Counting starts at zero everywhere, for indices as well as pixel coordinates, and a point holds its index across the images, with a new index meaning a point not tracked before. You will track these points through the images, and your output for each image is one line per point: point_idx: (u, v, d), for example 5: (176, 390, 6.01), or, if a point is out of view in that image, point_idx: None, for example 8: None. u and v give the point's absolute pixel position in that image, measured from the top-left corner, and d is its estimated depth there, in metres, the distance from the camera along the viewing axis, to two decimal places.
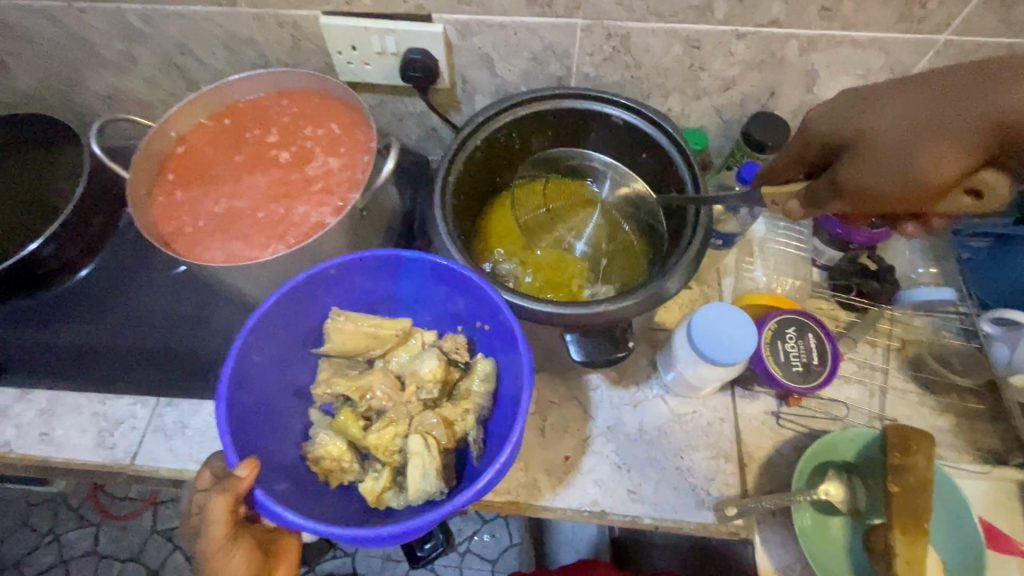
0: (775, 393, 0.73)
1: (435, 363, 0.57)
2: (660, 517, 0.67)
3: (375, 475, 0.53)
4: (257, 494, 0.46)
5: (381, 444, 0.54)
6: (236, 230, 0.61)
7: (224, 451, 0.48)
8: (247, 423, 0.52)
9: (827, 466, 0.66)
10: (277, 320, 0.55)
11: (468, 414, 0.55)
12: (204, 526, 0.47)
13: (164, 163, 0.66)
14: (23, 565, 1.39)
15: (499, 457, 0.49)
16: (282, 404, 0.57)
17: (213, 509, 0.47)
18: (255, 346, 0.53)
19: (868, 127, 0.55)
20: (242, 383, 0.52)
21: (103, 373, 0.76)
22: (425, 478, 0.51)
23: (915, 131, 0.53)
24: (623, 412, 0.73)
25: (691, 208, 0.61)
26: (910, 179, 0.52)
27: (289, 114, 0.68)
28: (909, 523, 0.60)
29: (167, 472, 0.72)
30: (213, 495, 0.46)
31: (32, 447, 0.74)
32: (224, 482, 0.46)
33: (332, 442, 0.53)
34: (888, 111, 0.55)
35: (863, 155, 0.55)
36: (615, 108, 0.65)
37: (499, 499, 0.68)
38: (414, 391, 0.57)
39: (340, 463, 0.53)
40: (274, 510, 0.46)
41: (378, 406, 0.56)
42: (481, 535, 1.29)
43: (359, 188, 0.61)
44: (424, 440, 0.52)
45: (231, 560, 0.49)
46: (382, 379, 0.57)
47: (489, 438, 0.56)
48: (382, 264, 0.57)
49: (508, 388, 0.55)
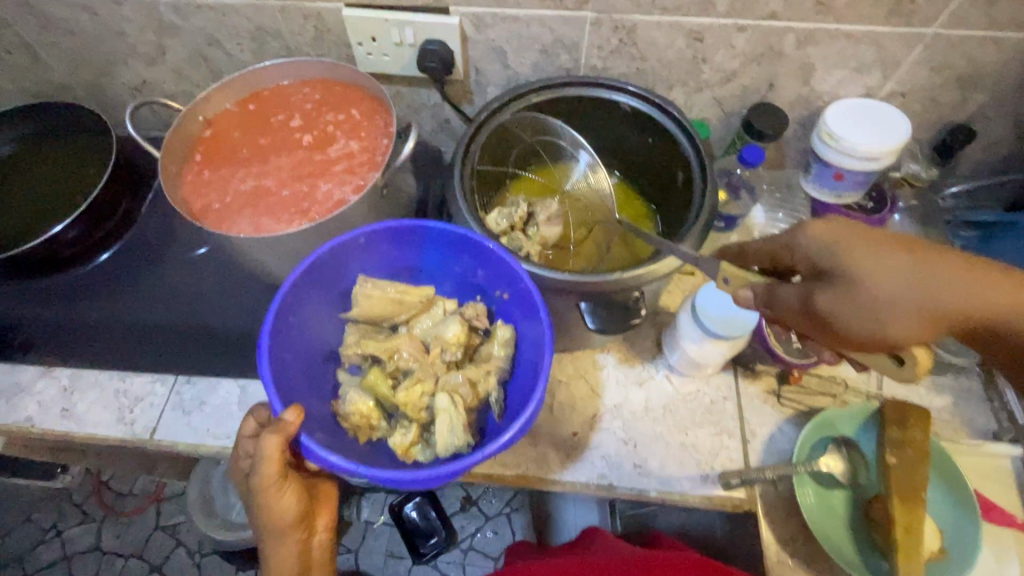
0: (775, 373, 0.76)
1: (458, 327, 0.59)
2: (665, 491, 0.69)
3: (404, 431, 0.56)
4: (304, 439, 0.50)
5: (411, 401, 0.56)
6: (263, 205, 0.64)
7: (270, 400, 0.51)
8: (284, 380, 0.55)
9: (827, 441, 0.69)
10: (308, 284, 0.58)
11: (490, 375, 0.58)
12: (256, 464, 0.51)
13: (192, 144, 0.69)
14: (24, 561, 1.39)
15: (524, 412, 0.52)
16: (313, 367, 0.60)
17: (265, 448, 0.50)
18: (288, 311, 0.56)
19: (866, 272, 0.48)
20: (277, 342, 0.55)
21: (126, 353, 0.78)
22: (453, 432, 0.53)
23: (900, 297, 0.47)
24: (630, 390, 0.76)
25: (699, 190, 0.64)
26: (871, 336, 0.49)
27: (312, 101, 0.71)
28: (906, 492, 0.63)
29: (184, 446, 0.75)
30: (266, 436, 0.50)
31: (53, 422, 0.76)
32: (273, 424, 0.50)
33: (361, 400, 0.56)
34: (871, 251, 0.49)
35: (841, 298, 0.49)
36: (623, 95, 0.68)
37: (510, 473, 0.70)
38: (438, 354, 0.59)
39: (369, 419, 0.56)
40: (317, 453, 0.49)
41: (405, 366, 0.58)
42: (484, 532, 1.38)
43: (378, 168, 0.64)
44: (451, 397, 0.55)
45: (282, 495, 0.53)
46: (408, 343, 0.59)
47: (511, 398, 0.58)
48: (406, 233, 0.60)
49: (530, 350, 0.57)
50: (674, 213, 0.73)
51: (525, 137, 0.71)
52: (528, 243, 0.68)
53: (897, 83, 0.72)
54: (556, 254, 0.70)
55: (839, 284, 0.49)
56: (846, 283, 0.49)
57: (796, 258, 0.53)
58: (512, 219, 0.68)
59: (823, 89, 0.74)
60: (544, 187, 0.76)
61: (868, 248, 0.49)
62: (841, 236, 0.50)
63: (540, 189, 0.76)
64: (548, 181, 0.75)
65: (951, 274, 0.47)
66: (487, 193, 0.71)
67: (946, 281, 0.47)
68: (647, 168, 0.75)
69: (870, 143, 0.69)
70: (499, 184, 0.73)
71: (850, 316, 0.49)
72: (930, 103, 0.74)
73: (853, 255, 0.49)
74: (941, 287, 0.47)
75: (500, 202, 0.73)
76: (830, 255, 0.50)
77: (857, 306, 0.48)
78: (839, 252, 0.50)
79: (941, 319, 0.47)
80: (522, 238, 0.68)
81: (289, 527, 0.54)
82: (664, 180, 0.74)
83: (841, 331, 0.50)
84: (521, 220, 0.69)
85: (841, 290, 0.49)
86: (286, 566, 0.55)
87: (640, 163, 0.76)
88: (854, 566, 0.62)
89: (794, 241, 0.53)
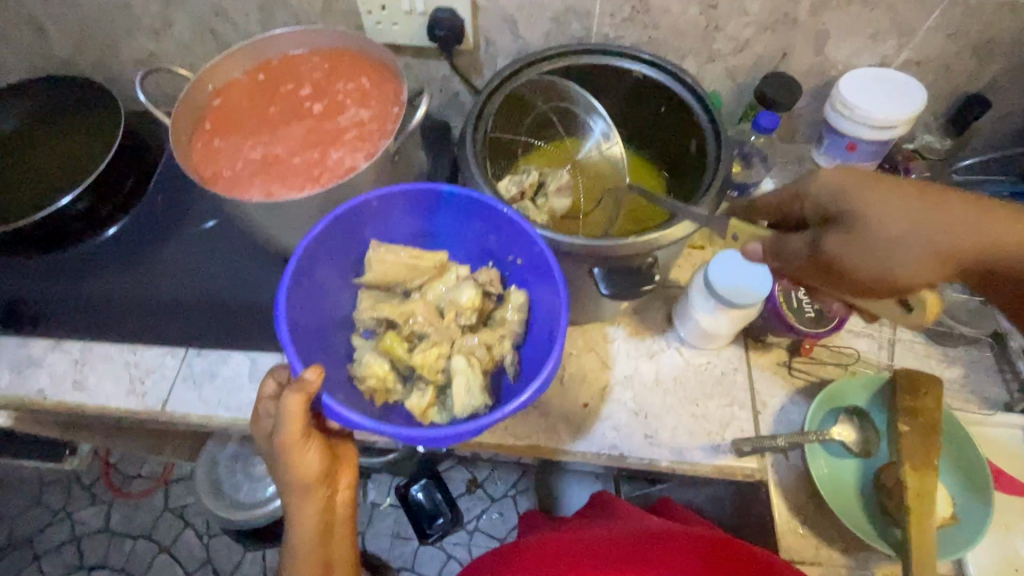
0: (786, 344, 0.75)
1: (474, 293, 0.60)
2: (676, 460, 0.69)
3: (421, 392, 0.58)
4: (325, 398, 0.51)
5: (427, 363, 0.58)
6: (274, 173, 0.64)
7: (291, 360, 0.52)
8: (302, 341, 0.56)
9: (839, 411, 0.69)
10: (323, 247, 0.59)
11: (504, 339, 0.60)
12: (280, 422, 0.52)
13: (201, 114, 0.68)
14: (34, 542, 1.40)
15: (541, 374, 0.52)
16: (329, 331, 0.61)
17: (288, 407, 0.51)
18: (305, 274, 0.57)
19: (875, 215, 0.50)
20: (294, 304, 0.56)
21: (134, 326, 0.78)
22: (469, 392, 0.56)
23: (907, 239, 0.49)
24: (640, 362, 0.76)
25: (713, 156, 0.64)
26: (879, 279, 0.51)
27: (321, 71, 0.71)
28: (918, 460, 0.63)
29: (196, 418, 0.74)
30: (289, 395, 0.51)
31: (65, 394, 0.76)
32: (294, 384, 0.51)
33: (377, 363, 0.58)
34: (882, 192, 0.50)
35: (851, 242, 0.51)
36: (636, 63, 0.68)
37: (521, 443, 0.71)
38: (453, 318, 0.60)
39: (386, 382, 0.58)
40: (340, 413, 0.51)
41: (420, 330, 0.60)
42: (490, 514, 1.39)
43: (390, 135, 0.64)
44: (467, 359, 0.57)
45: (307, 452, 0.54)
46: (422, 307, 0.60)
47: (523, 361, 0.60)
48: (420, 197, 0.61)
49: (543, 315, 0.59)
50: (686, 181, 0.72)
51: (540, 104, 0.71)
52: (537, 210, 0.68)
53: (912, 51, 0.71)
54: (568, 220, 0.69)
55: (849, 229, 0.51)
56: (858, 225, 0.51)
57: (806, 206, 0.55)
58: (523, 186, 0.68)
59: (837, 58, 0.73)
60: (557, 155, 0.75)
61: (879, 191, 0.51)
62: (853, 180, 0.52)
63: (553, 157, 0.75)
64: (560, 149, 0.75)
65: (957, 215, 0.49)
66: (498, 162, 0.70)
67: (952, 222, 0.49)
68: (659, 137, 0.75)
69: (884, 111, 0.68)
70: (512, 153, 0.73)
71: (859, 260, 0.51)
72: (945, 72, 0.73)
73: (865, 197, 0.51)
74: (947, 229, 0.49)
75: (512, 170, 0.73)
76: (840, 200, 0.52)
77: (866, 250, 0.50)
78: (850, 195, 0.52)
79: (947, 259, 0.49)
80: (533, 205, 0.68)
81: (312, 484, 0.55)
82: (676, 149, 0.73)
83: (850, 275, 0.52)
84: (532, 188, 0.69)
85: (852, 232, 0.51)
86: (310, 521, 0.57)
87: (651, 133, 0.76)
88: (866, 533, 0.63)
89: (804, 190, 0.55)
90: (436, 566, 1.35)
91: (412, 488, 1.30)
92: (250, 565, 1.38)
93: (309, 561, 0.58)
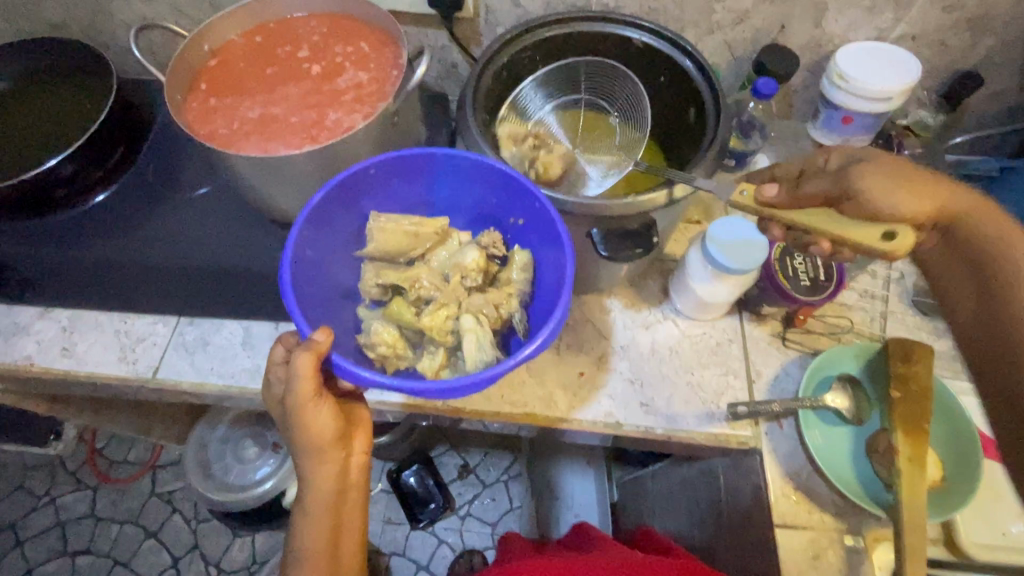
0: (781, 317, 0.76)
1: (477, 254, 0.61)
2: (671, 428, 0.70)
3: (432, 355, 0.58)
4: (335, 356, 0.50)
5: (436, 325, 0.58)
6: (271, 131, 0.64)
7: (298, 323, 0.51)
8: (306, 300, 0.56)
9: (832, 378, 0.70)
10: (328, 210, 0.58)
11: (512, 298, 0.60)
12: (292, 382, 0.51)
13: (197, 74, 0.67)
14: (18, 527, 1.38)
15: (542, 331, 0.52)
16: (334, 300, 0.61)
17: (297, 365, 0.50)
18: (309, 239, 0.56)
19: (868, 180, 0.59)
20: (298, 267, 0.55)
21: (123, 292, 0.77)
22: (480, 350, 0.56)
23: (909, 185, 0.60)
24: (637, 333, 0.76)
25: (711, 121, 0.64)
26: (871, 200, 0.59)
27: (319, 33, 0.70)
28: (909, 423, 0.64)
29: (187, 385, 0.73)
30: (299, 353, 0.50)
31: (53, 361, 0.73)
32: (303, 344, 0.50)
33: (386, 330, 0.58)
34: (909, 173, 0.61)
35: (871, 169, 0.60)
36: (636, 31, 0.68)
37: (517, 411, 0.70)
38: (458, 281, 0.61)
39: (395, 349, 0.58)
40: (351, 370, 0.50)
41: (427, 295, 0.60)
42: (482, 499, 1.38)
43: (389, 96, 0.63)
44: (476, 318, 0.58)
45: (319, 410, 0.53)
46: (428, 272, 0.61)
47: (533, 321, 0.60)
48: (422, 162, 0.60)
49: (549, 273, 0.59)
50: (683, 148, 0.73)
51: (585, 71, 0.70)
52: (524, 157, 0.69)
53: (908, 25, 0.72)
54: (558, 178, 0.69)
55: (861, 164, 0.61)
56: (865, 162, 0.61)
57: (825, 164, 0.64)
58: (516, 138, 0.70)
59: (835, 31, 0.74)
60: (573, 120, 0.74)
61: (918, 185, 0.60)
62: (896, 170, 0.61)
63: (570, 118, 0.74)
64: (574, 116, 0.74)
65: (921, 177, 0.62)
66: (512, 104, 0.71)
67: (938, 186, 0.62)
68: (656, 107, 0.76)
69: (881, 83, 0.69)
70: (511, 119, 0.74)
71: (873, 184, 0.59)
72: (939, 47, 0.74)
73: (883, 158, 0.63)
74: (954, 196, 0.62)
75: None
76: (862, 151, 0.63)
77: (884, 180, 0.59)
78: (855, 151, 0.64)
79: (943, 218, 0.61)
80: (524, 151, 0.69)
81: (326, 445, 0.54)
82: (675, 117, 0.74)
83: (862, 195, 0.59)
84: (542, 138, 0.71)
85: (867, 166, 0.61)
86: (325, 482, 0.56)
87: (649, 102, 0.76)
88: (857, 495, 0.64)
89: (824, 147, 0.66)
90: (427, 551, 1.34)
91: (403, 474, 1.35)
92: (239, 550, 1.36)
93: (321, 526, 0.56)
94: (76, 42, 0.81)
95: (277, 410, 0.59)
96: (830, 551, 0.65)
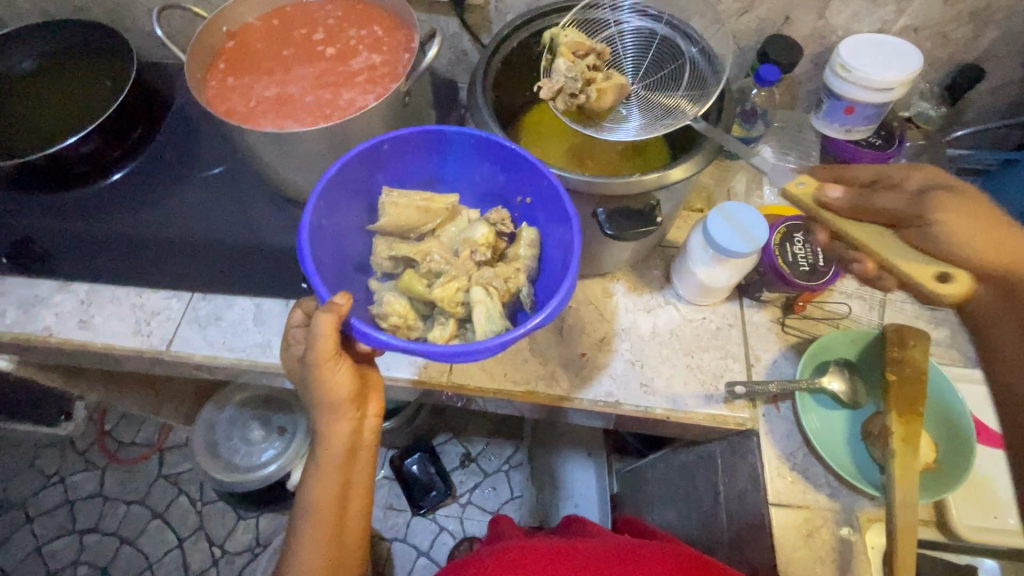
0: (781, 303, 0.77)
1: (486, 230, 0.63)
2: (670, 408, 0.71)
3: (442, 325, 0.60)
4: (354, 320, 0.52)
5: (447, 297, 0.59)
6: (287, 110, 0.66)
7: (316, 288, 0.53)
8: (324, 268, 0.58)
9: (829, 363, 0.71)
10: (343, 184, 0.60)
11: (520, 273, 0.62)
12: (312, 341, 0.52)
13: (216, 55, 0.69)
14: (27, 505, 1.41)
15: (550, 303, 0.53)
16: (348, 272, 0.63)
17: (320, 325, 0.52)
18: (325, 211, 0.58)
19: (943, 209, 0.54)
20: (315, 237, 0.57)
21: (137, 269, 0.79)
22: (490, 320, 0.58)
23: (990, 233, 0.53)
24: (638, 317, 0.77)
25: (716, 105, 0.66)
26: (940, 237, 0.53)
27: (334, 17, 0.72)
28: (903, 407, 0.65)
29: (200, 358, 0.75)
30: (321, 314, 0.51)
31: (71, 332, 0.75)
32: (326, 304, 0.51)
33: (397, 301, 0.60)
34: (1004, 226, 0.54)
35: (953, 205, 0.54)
36: (643, 19, 0.70)
37: (520, 389, 0.72)
38: (468, 255, 0.62)
39: (407, 320, 0.60)
40: (369, 333, 0.52)
41: (437, 268, 0.61)
42: (483, 488, 1.40)
43: (400, 78, 0.65)
44: (486, 290, 0.59)
45: (339, 368, 0.55)
46: (438, 247, 0.63)
47: (539, 295, 0.63)
48: (433, 139, 0.62)
49: (556, 248, 0.61)
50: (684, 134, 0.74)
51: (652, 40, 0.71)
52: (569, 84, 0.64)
53: (911, 18, 0.73)
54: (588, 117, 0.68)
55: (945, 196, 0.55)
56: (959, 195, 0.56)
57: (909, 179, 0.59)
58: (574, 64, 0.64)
59: (838, 23, 0.75)
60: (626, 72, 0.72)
61: (1004, 234, 0.53)
62: (967, 207, 0.55)
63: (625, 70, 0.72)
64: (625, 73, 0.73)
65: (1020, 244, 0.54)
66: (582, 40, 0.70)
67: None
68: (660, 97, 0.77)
69: (883, 73, 0.70)
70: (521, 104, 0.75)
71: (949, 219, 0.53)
72: (941, 40, 0.76)
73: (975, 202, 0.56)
74: None
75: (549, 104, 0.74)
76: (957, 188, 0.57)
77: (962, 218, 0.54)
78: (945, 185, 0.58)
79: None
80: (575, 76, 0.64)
81: (343, 403, 0.56)
82: None
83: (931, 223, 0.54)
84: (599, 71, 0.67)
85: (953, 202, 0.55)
86: (339, 441, 0.57)
87: None
88: (851, 474, 0.66)
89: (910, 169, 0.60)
90: (427, 538, 1.36)
91: (406, 461, 1.38)
92: (243, 532, 1.39)
93: (331, 484, 0.58)
94: (94, 22, 0.83)
95: (294, 374, 0.61)
96: (824, 531, 0.66)
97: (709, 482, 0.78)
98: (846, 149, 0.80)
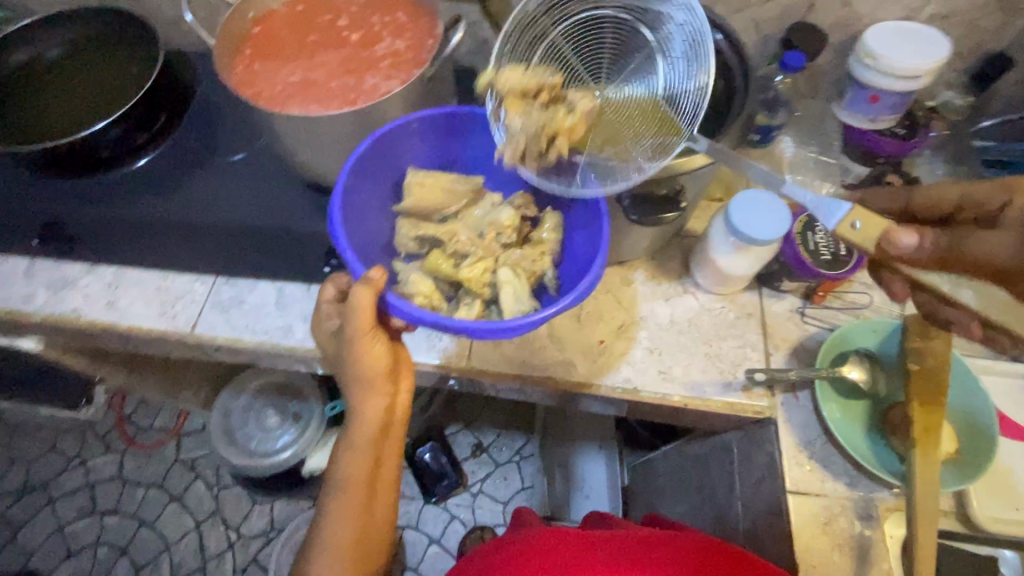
0: (801, 293, 0.77)
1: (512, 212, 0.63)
2: (689, 395, 0.71)
3: (469, 305, 0.61)
4: (390, 296, 0.53)
5: (474, 277, 0.61)
6: (311, 94, 0.66)
7: (350, 263, 0.55)
8: (354, 243, 0.60)
9: (849, 353, 0.70)
10: (370, 162, 0.62)
11: (545, 255, 0.62)
12: (350, 314, 0.53)
13: (242, 40, 0.70)
14: (49, 486, 1.44)
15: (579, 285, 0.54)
16: (375, 253, 0.64)
17: (358, 299, 0.52)
18: (353, 189, 0.60)
19: None
20: (344, 213, 0.59)
21: (161, 253, 0.80)
22: (517, 300, 0.59)
23: None
24: (657, 305, 0.77)
25: (740, 92, 0.65)
26: None
27: (358, 3, 0.73)
28: (927, 396, 0.64)
29: (223, 340, 0.76)
30: (359, 288, 0.52)
31: (98, 314, 0.77)
32: (364, 278, 0.53)
33: (423, 282, 0.60)
34: None
35: None
36: None
37: (539, 374, 0.73)
38: (493, 238, 0.63)
39: (432, 301, 0.60)
40: (406, 309, 0.53)
41: (463, 249, 0.62)
42: (494, 478, 1.41)
43: (423, 63, 0.66)
44: (514, 270, 0.60)
45: (375, 343, 0.55)
46: (464, 228, 0.63)
47: (563, 278, 0.64)
48: (457, 119, 0.64)
49: (581, 231, 0.62)
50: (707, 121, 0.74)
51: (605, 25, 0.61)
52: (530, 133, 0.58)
53: (939, 5, 0.73)
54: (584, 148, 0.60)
55: None
56: None
57: None
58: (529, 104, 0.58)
59: (864, 10, 0.74)
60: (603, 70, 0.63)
61: None
62: None
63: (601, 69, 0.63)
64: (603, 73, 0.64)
65: None
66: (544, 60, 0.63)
67: None
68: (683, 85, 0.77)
69: (910, 60, 0.69)
70: None
71: None
72: (969, 28, 0.75)
73: None
74: None
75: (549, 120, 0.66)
76: None
77: None
78: None
79: None
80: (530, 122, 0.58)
81: (377, 377, 0.57)
82: None
83: None
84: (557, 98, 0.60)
85: None
86: (372, 416, 0.58)
87: None
88: (871, 463, 0.66)
89: None
90: (439, 526, 1.38)
91: (418, 450, 1.37)
92: (258, 517, 1.41)
93: (361, 459, 0.59)
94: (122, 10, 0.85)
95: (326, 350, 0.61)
96: (842, 519, 0.66)
97: (725, 472, 0.78)
98: (869, 137, 0.79)
